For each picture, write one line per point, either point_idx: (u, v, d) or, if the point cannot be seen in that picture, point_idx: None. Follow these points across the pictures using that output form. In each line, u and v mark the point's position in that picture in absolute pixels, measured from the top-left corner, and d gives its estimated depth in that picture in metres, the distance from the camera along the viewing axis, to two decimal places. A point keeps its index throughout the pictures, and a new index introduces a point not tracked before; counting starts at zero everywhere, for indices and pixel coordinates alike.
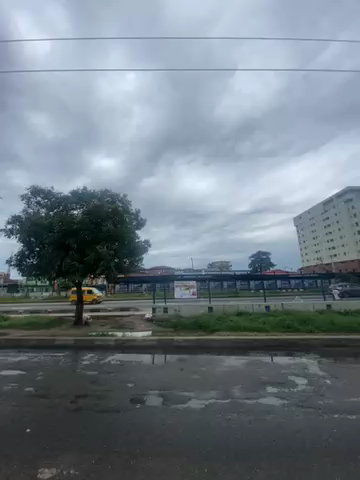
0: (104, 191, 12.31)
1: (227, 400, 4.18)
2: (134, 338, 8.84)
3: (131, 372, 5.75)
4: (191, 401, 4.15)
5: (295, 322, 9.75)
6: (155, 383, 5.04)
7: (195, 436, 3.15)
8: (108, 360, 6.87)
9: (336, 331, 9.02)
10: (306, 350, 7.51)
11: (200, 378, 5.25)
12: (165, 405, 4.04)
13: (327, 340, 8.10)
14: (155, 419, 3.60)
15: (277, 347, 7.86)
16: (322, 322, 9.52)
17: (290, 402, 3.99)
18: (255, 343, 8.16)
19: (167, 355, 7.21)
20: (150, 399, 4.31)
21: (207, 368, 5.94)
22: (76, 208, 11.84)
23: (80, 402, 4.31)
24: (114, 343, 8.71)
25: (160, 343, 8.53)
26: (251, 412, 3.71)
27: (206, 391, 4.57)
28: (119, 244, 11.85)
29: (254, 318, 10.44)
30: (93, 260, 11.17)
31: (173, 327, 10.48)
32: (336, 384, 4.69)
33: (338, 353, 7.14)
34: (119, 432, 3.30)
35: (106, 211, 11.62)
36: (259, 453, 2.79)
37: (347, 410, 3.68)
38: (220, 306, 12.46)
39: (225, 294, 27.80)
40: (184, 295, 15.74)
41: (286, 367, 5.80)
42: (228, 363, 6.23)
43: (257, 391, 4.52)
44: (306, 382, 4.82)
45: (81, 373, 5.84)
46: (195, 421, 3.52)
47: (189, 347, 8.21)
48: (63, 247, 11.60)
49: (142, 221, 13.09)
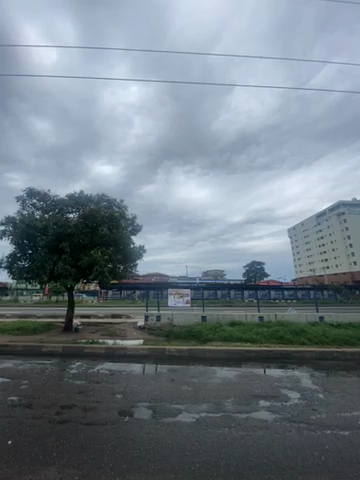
0: (101, 196, 12.34)
1: (218, 413, 4.07)
2: (126, 346, 8.62)
3: (120, 383, 5.56)
4: (182, 414, 4.02)
5: (288, 333, 9.73)
6: (146, 394, 4.88)
7: (184, 452, 3.03)
8: (97, 369, 6.64)
9: (328, 343, 9.03)
10: (298, 363, 7.46)
11: (192, 390, 5.12)
12: (154, 418, 3.90)
13: (319, 353, 8.09)
14: (144, 432, 3.47)
15: (269, 359, 7.80)
16: (314, 334, 9.51)
17: (283, 417, 3.92)
18: (247, 354, 8.09)
19: (158, 365, 7.03)
20: (139, 411, 4.16)
21: (199, 379, 5.80)
22: (72, 211, 11.79)
23: (66, 413, 4.12)
24: (105, 351, 8.47)
25: (152, 352, 8.35)
26: (243, 427, 3.60)
27: (197, 404, 4.43)
28: (113, 248, 11.75)
29: (247, 328, 10.37)
30: (87, 265, 11.06)
31: (165, 336, 10.31)
32: (328, 399, 4.64)
33: (330, 366, 7.12)
34: (105, 447, 3.14)
35: (102, 215, 11.60)
36: (250, 470, 2.69)
37: (339, 425, 3.63)
38: (214, 315, 12.26)
39: (219, 303, 27.78)
40: (177, 303, 15.51)
41: (279, 380, 5.73)
42: (221, 375, 6.10)
43: (249, 405, 4.42)
44: (299, 396, 4.75)
45: (68, 382, 5.62)
46: (185, 435, 3.40)
47: (181, 357, 8.04)
48: (56, 250, 11.47)
49: (138, 226, 13.09)
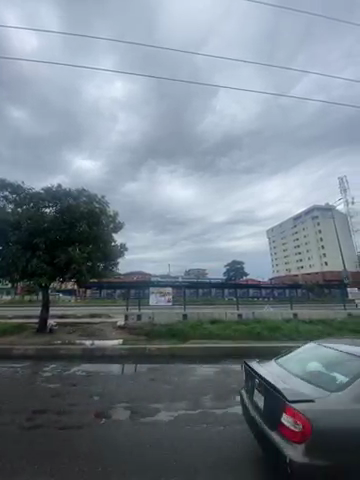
0: (81, 190, 11.81)
1: (197, 410, 4.11)
2: (104, 346, 8.37)
3: (98, 384, 5.38)
4: (161, 413, 3.99)
5: (265, 329, 10.17)
6: (123, 395, 4.76)
7: (162, 450, 3.01)
8: (73, 371, 6.36)
9: (301, 338, 9.60)
10: (273, 357, 7.84)
11: (171, 388, 5.12)
12: (132, 419, 3.81)
13: (292, 348, 8.56)
14: (121, 434, 3.37)
15: (247, 355, 8.09)
16: (288, 330, 10.04)
17: None
18: (226, 351, 8.31)
19: (137, 365, 6.94)
20: (117, 412, 4.06)
21: (178, 377, 5.82)
22: (49, 206, 11.14)
23: (38, 418, 3.87)
24: (82, 351, 8.14)
25: (132, 351, 8.23)
26: (221, 422, 3.68)
27: (176, 401, 4.45)
28: (93, 246, 11.32)
29: (227, 325, 10.63)
30: (64, 263, 10.55)
31: (146, 335, 10.20)
32: None
33: None
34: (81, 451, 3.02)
35: (81, 211, 11.12)
36: (227, 464, 2.75)
37: None
38: (195, 314, 12.39)
39: (200, 301, 28.23)
40: (158, 301, 15.44)
41: None
42: (200, 372, 6.20)
43: (227, 400, 4.54)
44: None
45: (41, 386, 5.31)
46: (163, 434, 3.38)
47: (162, 356, 8.00)
48: (30, 246, 10.78)
49: (120, 224, 12.76)
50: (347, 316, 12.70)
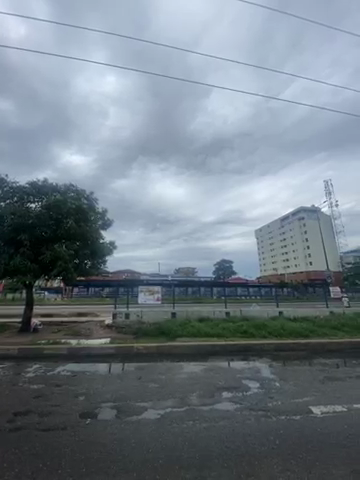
0: (68, 186, 11.47)
1: (183, 408, 4.13)
2: (90, 345, 8.20)
3: (83, 384, 5.26)
4: (147, 412, 3.97)
5: (251, 327, 10.39)
6: (110, 394, 4.69)
7: (147, 449, 2.99)
8: (57, 371, 6.19)
9: (285, 336, 9.90)
10: (259, 355, 8.02)
11: (158, 386, 5.11)
12: (118, 418, 3.77)
13: (277, 345, 8.80)
14: (106, 434, 3.32)
15: (234, 352, 8.22)
16: (274, 328, 10.31)
17: (243, 407, 4.13)
18: (214, 349, 8.39)
19: (125, 364, 6.86)
20: (102, 412, 3.98)
21: (166, 375, 5.82)
22: (34, 201, 10.72)
23: (19, 420, 3.74)
24: (67, 351, 7.93)
25: (119, 350, 8.11)
26: (206, 419, 3.71)
27: (163, 400, 4.44)
28: (80, 243, 11.04)
29: (215, 324, 10.72)
30: (49, 260, 10.17)
31: (134, 334, 10.10)
32: (284, 386, 5.09)
33: (285, 357, 7.81)
34: (64, 452, 2.95)
35: (68, 207, 10.80)
36: (211, 460, 2.77)
37: (292, 411, 3.98)
38: (184, 312, 12.42)
39: (189, 300, 28.34)
40: (147, 300, 15.31)
41: (241, 372, 6.04)
42: (187, 370, 6.23)
43: (213, 397, 4.59)
44: (258, 386, 5.10)
45: (23, 387, 5.12)
46: (149, 433, 3.34)
47: (149, 355, 7.95)
48: (14, 242, 10.33)
49: (109, 221, 12.53)
50: (328, 314, 13.22)
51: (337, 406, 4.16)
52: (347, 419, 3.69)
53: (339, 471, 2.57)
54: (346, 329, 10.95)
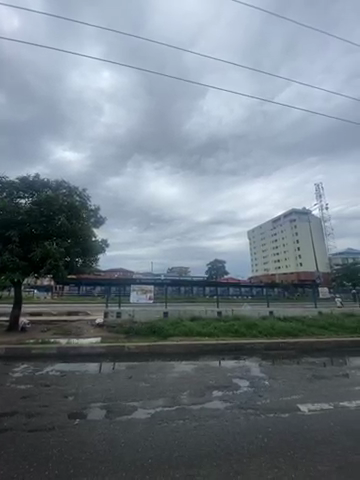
0: (60, 182, 11.25)
1: (174, 407, 4.13)
2: (80, 345, 8.07)
3: (73, 384, 5.17)
4: (137, 411, 3.94)
5: (243, 326, 10.51)
6: (100, 394, 4.63)
7: (137, 449, 2.97)
8: (46, 371, 6.06)
9: (275, 335, 10.07)
10: (249, 354, 8.11)
11: (149, 385, 5.08)
12: (108, 418, 3.73)
13: (267, 344, 8.93)
14: (95, 434, 3.27)
15: (225, 352, 8.28)
16: (264, 327, 10.47)
17: (233, 405, 4.18)
18: (205, 348, 8.43)
19: (115, 363, 6.78)
20: (92, 412, 3.92)
21: (157, 375, 5.80)
22: (25, 197, 10.45)
23: (5, 421, 3.63)
24: (57, 351, 7.77)
25: (110, 350, 8.02)
26: (196, 418, 3.72)
27: (154, 399, 4.42)
28: (72, 240, 10.83)
29: (206, 323, 10.79)
30: (39, 257, 9.92)
31: (125, 333, 10.02)
32: (273, 385, 5.17)
33: (275, 356, 7.94)
34: (52, 453, 2.89)
35: (60, 203, 10.58)
36: (201, 459, 2.78)
37: (281, 409, 4.06)
38: (176, 311, 12.43)
39: (182, 299, 28.38)
40: (139, 299, 15.20)
41: (232, 371, 6.10)
42: (179, 369, 6.23)
43: (204, 395, 4.61)
44: (248, 385, 5.16)
45: (10, 387, 4.98)
46: (139, 433, 3.33)
47: (140, 354, 7.90)
48: (2, 239, 10.03)
49: (101, 219, 12.36)
50: (317, 314, 13.52)
51: (324, 403, 4.27)
52: (333, 416, 3.79)
53: (324, 468, 2.64)
54: (333, 329, 11.25)
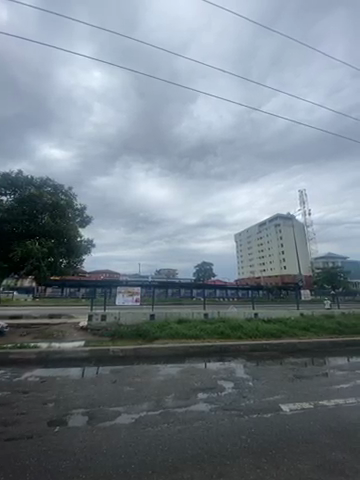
0: (45, 180, 10.92)
1: (158, 411, 4.08)
2: (62, 349, 7.76)
3: (53, 390, 4.94)
4: (121, 416, 3.85)
5: (228, 328, 10.65)
6: (82, 400, 4.46)
7: (120, 455, 2.89)
8: (25, 377, 5.75)
9: (260, 336, 10.30)
10: (234, 355, 8.23)
11: (134, 389, 4.99)
12: (90, 424, 3.60)
13: (251, 345, 9.11)
14: (76, 442, 3.15)
15: (211, 354, 8.33)
16: (249, 328, 10.69)
17: (217, 407, 4.20)
18: (191, 350, 8.44)
19: (99, 368, 6.58)
20: (73, 419, 3.77)
21: (142, 378, 5.70)
22: (6, 194, 10.02)
23: None
24: (36, 356, 7.40)
25: (93, 353, 7.79)
26: (181, 421, 3.70)
27: (138, 404, 4.34)
28: (55, 240, 10.47)
29: (193, 325, 10.84)
30: (20, 257, 9.48)
31: (110, 336, 9.78)
32: (256, 386, 5.27)
33: (259, 357, 8.11)
34: (28, 463, 2.74)
35: (44, 201, 10.25)
36: (185, 462, 2.77)
37: (263, 409, 4.14)
38: (163, 313, 12.34)
39: (169, 301, 28.28)
40: (126, 301, 14.93)
41: (217, 373, 6.15)
42: (164, 372, 6.18)
43: (189, 398, 4.60)
44: (232, 386, 5.23)
45: None
46: (122, 438, 3.24)
47: (125, 357, 7.75)
48: None
49: (87, 218, 12.10)
50: (299, 315, 14.03)
51: (304, 403, 4.42)
52: (313, 415, 3.93)
53: (304, 466, 2.72)
54: (314, 330, 11.70)
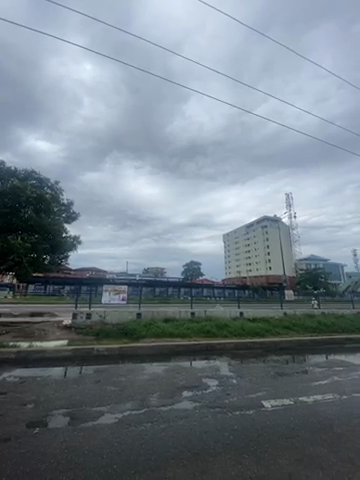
0: (30, 173, 10.55)
1: (143, 410, 4.06)
2: (44, 348, 7.48)
3: (33, 391, 4.76)
4: (104, 416, 3.78)
5: (214, 327, 10.80)
6: (63, 401, 4.33)
7: (102, 456, 2.84)
8: (2, 378, 5.49)
9: (244, 335, 10.54)
10: (219, 353, 8.36)
11: (118, 389, 4.92)
12: (71, 425, 3.51)
13: (236, 344, 9.28)
14: (57, 443, 3.05)
15: (196, 352, 8.41)
16: (235, 327, 10.90)
17: (202, 405, 4.25)
18: (177, 349, 8.46)
19: (82, 367, 6.42)
20: (53, 420, 3.65)
21: (126, 378, 5.64)
22: None
23: None
24: (16, 356, 7.08)
25: (77, 353, 7.59)
26: (165, 420, 3.70)
27: (121, 403, 4.28)
28: (39, 236, 10.09)
29: (179, 324, 10.87)
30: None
31: (95, 335, 9.57)
32: (240, 383, 5.38)
33: (243, 355, 8.30)
34: (4, 466, 2.61)
35: (28, 195, 9.85)
36: (168, 461, 2.76)
37: (246, 406, 4.24)
38: (150, 312, 12.26)
39: (156, 300, 28.20)
40: (112, 300, 14.67)
41: (202, 371, 6.19)
42: (149, 371, 6.15)
43: (173, 397, 4.61)
44: (217, 384, 5.30)
45: None
46: (105, 438, 3.18)
47: (110, 356, 7.63)
48: None
49: (74, 214, 11.75)
50: (282, 314, 14.52)
51: (285, 399, 4.57)
52: (293, 411, 4.08)
53: (284, 461, 2.80)
54: (296, 329, 12.16)
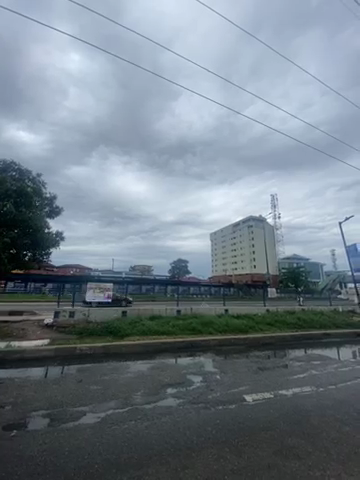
0: (10, 164, 9.99)
1: (126, 408, 4.02)
2: (23, 348, 7.15)
3: (10, 392, 4.54)
4: (86, 416, 3.70)
5: (200, 324, 10.92)
6: (43, 402, 4.18)
7: (83, 456, 2.77)
8: None
9: (229, 331, 10.76)
10: (204, 350, 8.48)
11: (101, 388, 4.84)
12: (51, 426, 3.39)
13: (221, 340, 9.47)
14: (35, 445, 2.94)
15: (181, 349, 8.46)
16: (219, 324, 11.09)
17: (185, 401, 4.29)
18: (162, 346, 8.46)
19: (64, 367, 6.23)
20: (32, 422, 3.51)
21: (110, 376, 5.55)
22: None
23: None
24: None
25: (59, 352, 7.35)
26: (149, 417, 3.69)
27: (104, 402, 4.21)
28: (19, 231, 9.59)
29: (165, 321, 10.87)
30: None
31: (78, 333, 9.32)
32: (223, 379, 5.50)
33: (227, 351, 8.49)
34: None
35: (7, 187, 9.32)
36: (151, 458, 2.76)
37: (229, 400, 4.35)
38: (135, 310, 12.13)
39: (142, 297, 27.98)
40: (96, 298, 14.30)
41: (187, 368, 6.25)
42: (134, 369, 6.10)
43: (158, 394, 4.61)
44: (201, 380, 5.38)
45: None
46: (86, 438, 3.12)
47: (94, 355, 7.46)
48: None
49: (58, 209, 11.25)
50: (265, 311, 15.01)
51: (265, 393, 4.74)
52: (272, 404, 4.24)
53: (263, 453, 2.91)
54: (277, 325, 12.64)
